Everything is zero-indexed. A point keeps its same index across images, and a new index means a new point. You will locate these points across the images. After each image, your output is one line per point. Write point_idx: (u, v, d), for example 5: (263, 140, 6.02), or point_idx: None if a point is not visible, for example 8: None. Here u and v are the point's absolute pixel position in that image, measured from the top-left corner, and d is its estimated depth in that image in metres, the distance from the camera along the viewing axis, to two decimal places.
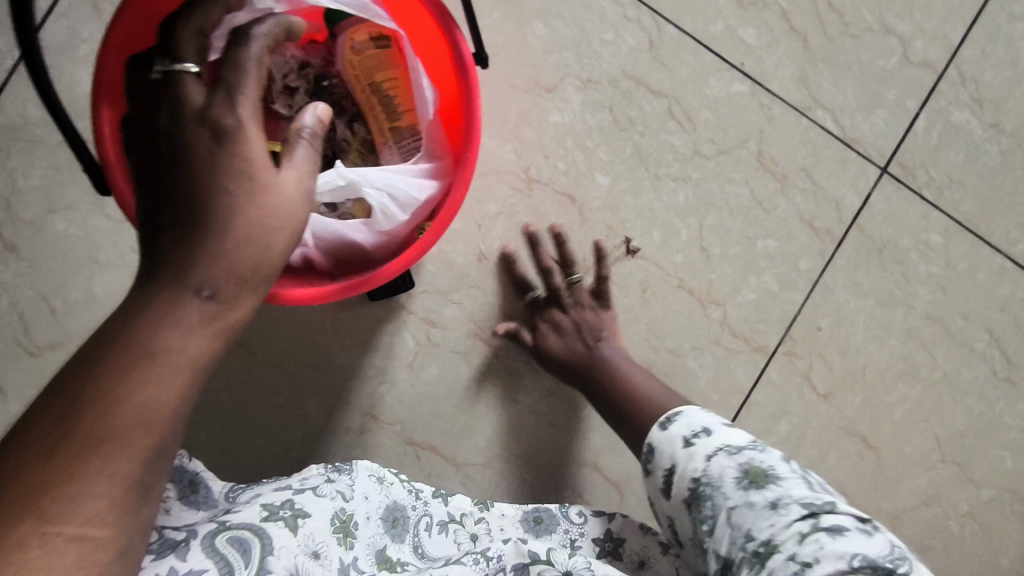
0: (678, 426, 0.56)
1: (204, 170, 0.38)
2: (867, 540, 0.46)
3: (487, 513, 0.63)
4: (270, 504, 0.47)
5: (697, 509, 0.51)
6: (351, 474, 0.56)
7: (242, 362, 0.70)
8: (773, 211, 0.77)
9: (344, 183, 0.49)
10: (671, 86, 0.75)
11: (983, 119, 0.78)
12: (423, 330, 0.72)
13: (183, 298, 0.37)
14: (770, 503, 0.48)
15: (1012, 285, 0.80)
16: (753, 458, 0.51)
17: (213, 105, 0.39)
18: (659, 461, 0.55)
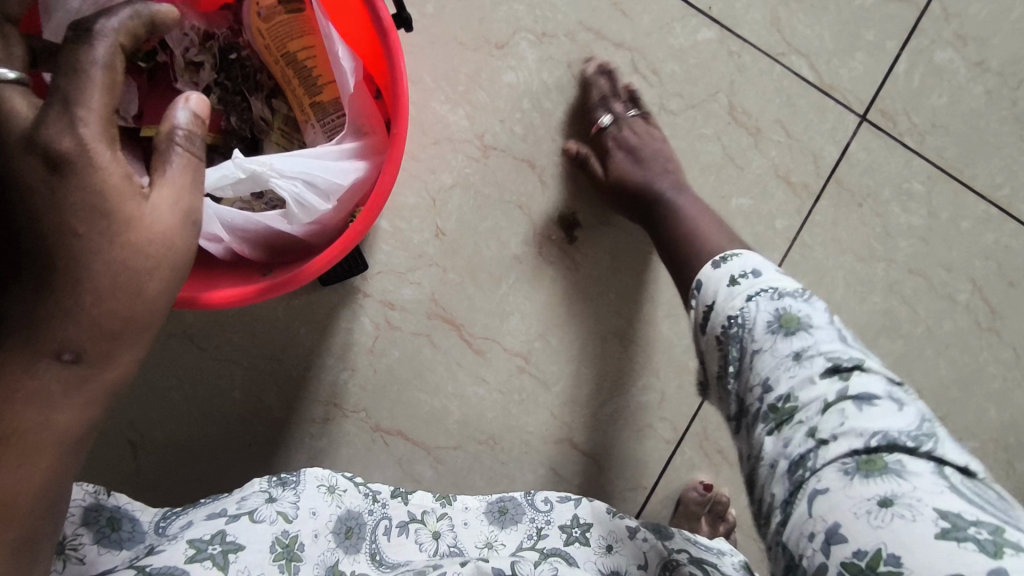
0: (730, 265, 0.51)
1: (45, 210, 0.35)
2: (898, 416, 0.40)
3: (450, 508, 0.60)
4: (198, 540, 0.46)
5: (723, 349, 0.48)
6: (297, 488, 0.52)
7: (192, 358, 0.67)
8: (746, 168, 0.73)
9: (246, 176, 0.43)
10: (634, 37, 0.69)
11: (967, 57, 0.73)
12: (381, 312, 0.69)
13: (40, 363, 0.36)
14: (795, 354, 0.44)
15: (997, 233, 0.76)
16: (793, 305, 0.46)
17: (43, 124, 0.34)
18: (703, 295, 0.51)
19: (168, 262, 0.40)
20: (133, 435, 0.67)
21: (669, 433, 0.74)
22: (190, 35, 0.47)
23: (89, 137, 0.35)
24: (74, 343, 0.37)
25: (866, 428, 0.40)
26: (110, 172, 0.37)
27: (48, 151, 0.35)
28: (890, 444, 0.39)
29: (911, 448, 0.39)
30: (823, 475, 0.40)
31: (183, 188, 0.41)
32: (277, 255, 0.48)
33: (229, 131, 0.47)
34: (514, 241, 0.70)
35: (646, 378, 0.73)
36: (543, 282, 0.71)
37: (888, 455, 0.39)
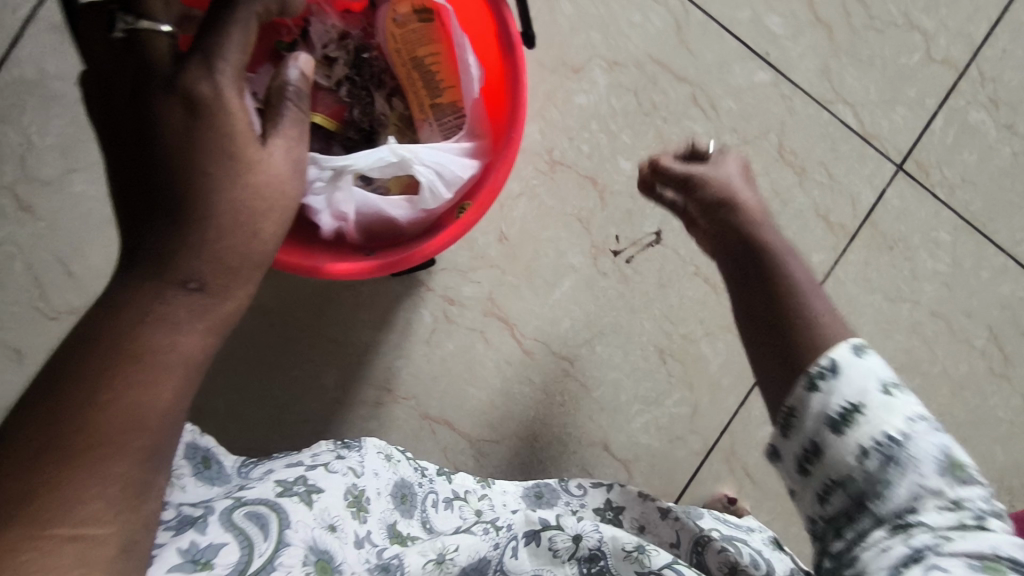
0: (875, 362, 0.43)
1: (182, 145, 0.40)
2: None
3: (489, 490, 0.63)
4: (285, 481, 0.45)
5: (872, 464, 0.41)
6: (361, 450, 0.55)
7: (260, 333, 0.70)
8: (789, 203, 0.78)
9: (396, 161, 0.48)
10: (697, 72, 0.75)
11: (998, 120, 0.80)
12: (441, 306, 0.73)
13: (170, 289, 0.37)
14: (955, 496, 0.40)
15: (1015, 285, 0.82)
16: (958, 450, 0.42)
17: (185, 73, 0.40)
18: (838, 387, 0.42)
19: (280, 206, 0.43)
20: (197, 403, 0.70)
21: (697, 446, 0.78)
22: (331, 32, 0.52)
23: (223, 85, 0.41)
24: (197, 274, 0.38)
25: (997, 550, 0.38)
26: (238, 118, 0.41)
27: (187, 94, 0.40)
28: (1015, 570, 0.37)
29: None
30: (948, 561, 0.37)
31: (293, 140, 0.45)
32: (373, 240, 0.52)
33: (350, 121, 0.51)
34: (570, 250, 0.74)
35: (680, 391, 0.77)
36: (593, 292, 0.75)
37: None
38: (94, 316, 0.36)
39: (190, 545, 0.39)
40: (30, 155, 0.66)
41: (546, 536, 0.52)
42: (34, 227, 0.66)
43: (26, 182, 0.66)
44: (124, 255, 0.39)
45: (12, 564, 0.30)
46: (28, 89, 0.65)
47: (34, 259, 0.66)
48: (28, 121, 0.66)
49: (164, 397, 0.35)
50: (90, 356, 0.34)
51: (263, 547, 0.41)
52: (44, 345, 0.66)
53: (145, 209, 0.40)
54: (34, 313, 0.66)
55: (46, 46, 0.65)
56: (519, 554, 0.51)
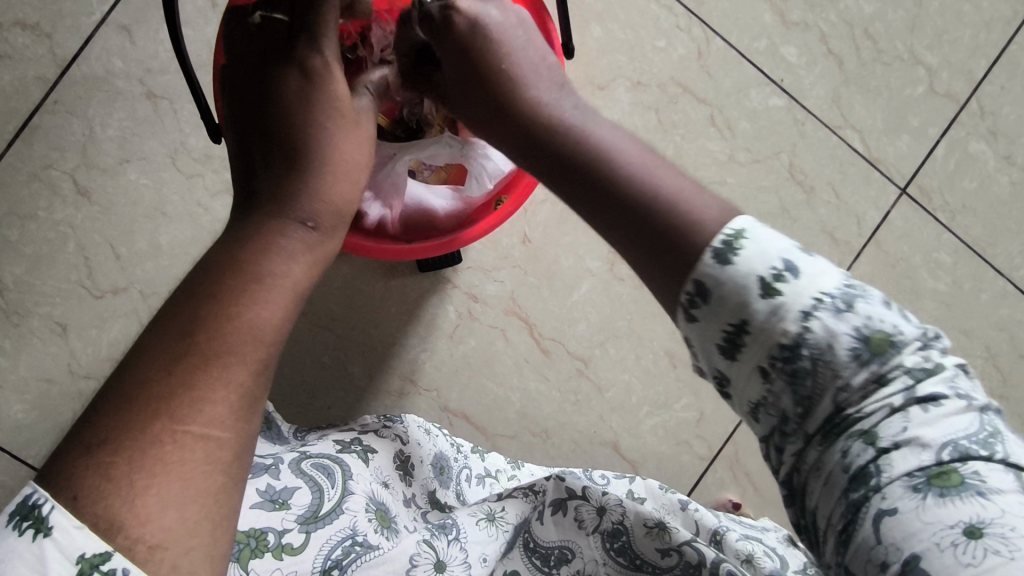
0: (751, 257, 0.36)
1: (294, 107, 0.47)
2: (962, 417, 0.35)
3: (518, 471, 0.64)
4: (342, 440, 0.54)
5: (790, 382, 0.36)
6: (404, 424, 0.59)
7: (294, 319, 0.74)
8: (798, 220, 0.82)
9: (449, 151, 0.57)
10: (715, 95, 0.80)
11: (997, 151, 0.84)
12: (465, 303, 0.76)
13: (290, 227, 0.43)
14: (877, 378, 0.35)
15: (1012, 308, 0.85)
16: (871, 317, 0.36)
17: (299, 46, 0.48)
18: (727, 295, 0.36)
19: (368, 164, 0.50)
20: None
21: (704, 451, 0.81)
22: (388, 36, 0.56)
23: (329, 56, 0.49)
24: (312, 215, 0.45)
25: (941, 429, 0.35)
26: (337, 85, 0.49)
27: (302, 63, 0.48)
28: (961, 452, 0.34)
29: (982, 455, 0.34)
30: (888, 492, 0.34)
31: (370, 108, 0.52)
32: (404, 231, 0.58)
33: (400, 121, 0.59)
34: (590, 255, 0.78)
35: (689, 396, 0.80)
36: (610, 296, 0.79)
37: (956, 461, 0.34)
38: (224, 251, 0.41)
39: (268, 486, 0.47)
40: (90, 143, 0.70)
41: (572, 506, 0.54)
42: (87, 211, 0.70)
43: (85, 168, 0.70)
44: (246, 201, 0.45)
45: (149, 456, 0.34)
46: (93, 83, 0.70)
47: (85, 241, 0.70)
48: (91, 112, 0.70)
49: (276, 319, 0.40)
50: (217, 286, 0.39)
51: (331, 492, 0.49)
52: (87, 322, 0.70)
53: (258, 163, 0.46)
54: (82, 292, 0.70)
55: (113, 44, 0.70)
56: (545, 520, 0.54)
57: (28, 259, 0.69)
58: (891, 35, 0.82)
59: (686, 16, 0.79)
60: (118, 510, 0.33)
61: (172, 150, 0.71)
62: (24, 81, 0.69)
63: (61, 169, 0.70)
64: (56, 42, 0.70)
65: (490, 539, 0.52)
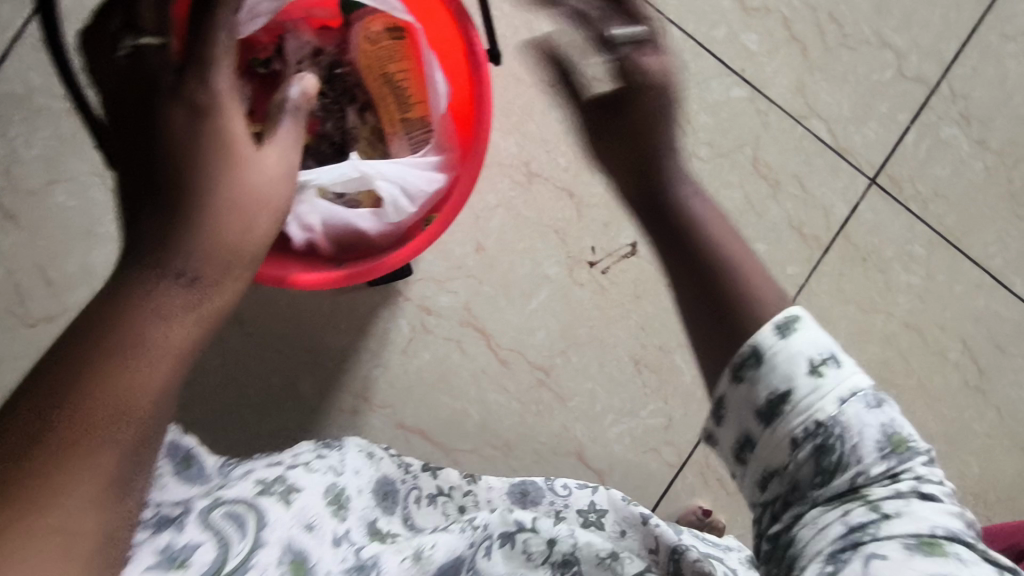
0: (801, 337, 0.37)
1: (180, 146, 0.40)
2: (957, 524, 0.35)
3: (475, 486, 0.62)
4: (264, 480, 0.46)
5: (811, 456, 0.36)
6: (341, 450, 0.55)
7: (238, 339, 0.71)
8: (765, 215, 0.79)
9: (357, 177, 0.51)
10: (673, 88, 0.76)
11: (969, 135, 0.81)
12: (418, 316, 0.73)
13: (162, 281, 0.35)
14: (895, 472, 0.35)
15: (987, 297, 0.83)
16: (895, 418, 0.37)
17: (187, 80, 0.41)
18: (768, 372, 0.37)
19: (274, 208, 0.43)
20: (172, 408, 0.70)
21: (673, 457, 0.79)
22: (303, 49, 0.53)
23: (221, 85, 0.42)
24: (194, 266, 0.37)
25: (934, 521, 0.34)
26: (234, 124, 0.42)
27: (189, 99, 0.41)
28: (953, 540, 0.34)
29: (970, 545, 0.34)
30: (883, 540, 0.34)
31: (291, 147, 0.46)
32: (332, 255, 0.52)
33: (324, 135, 0.53)
34: (547, 261, 0.75)
35: (656, 403, 0.78)
36: (569, 302, 0.76)
37: (951, 548, 0.33)
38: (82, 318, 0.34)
39: (166, 544, 0.40)
40: (13, 164, 0.67)
41: (521, 540, 0.51)
42: (14, 235, 0.67)
43: (8, 191, 0.67)
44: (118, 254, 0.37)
45: (26, 509, 0.30)
46: (13, 101, 0.66)
47: (13, 267, 0.67)
48: (13, 132, 0.67)
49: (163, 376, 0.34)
50: (107, 315, 0.34)
51: (240, 546, 0.42)
52: (20, 352, 0.67)
53: (140, 192, 0.39)
54: (12, 321, 0.67)
55: (32, 59, 0.66)
56: (492, 555, 0.50)
57: None
58: (856, 18, 0.79)
59: None
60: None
61: (100, 168, 0.67)
62: None
63: None
64: None
65: None
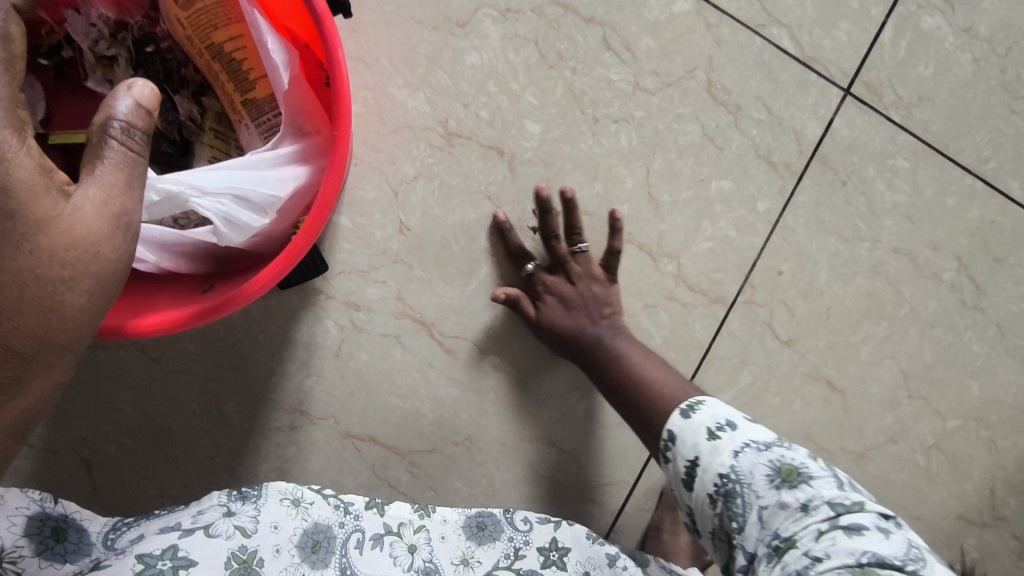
0: (700, 416, 0.53)
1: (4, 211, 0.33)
2: (884, 540, 0.44)
3: (427, 520, 0.54)
4: (148, 555, 0.43)
5: (722, 504, 0.49)
6: (258, 502, 0.48)
7: (144, 370, 0.63)
8: (726, 148, 0.69)
9: (166, 197, 0.41)
10: (605, 11, 0.65)
11: (955, 23, 0.70)
12: (346, 314, 0.65)
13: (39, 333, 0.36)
14: (801, 505, 0.46)
15: (983, 207, 0.74)
16: (783, 455, 0.49)
17: None
18: (680, 448, 0.52)
19: (93, 272, 0.37)
20: (87, 452, 0.63)
21: None
22: (99, 25, 0.47)
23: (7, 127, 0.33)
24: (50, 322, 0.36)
25: (854, 545, 0.44)
26: (26, 163, 0.34)
27: None
28: (876, 559, 0.43)
29: (895, 563, 0.43)
30: None
31: (116, 188, 0.37)
32: (224, 264, 0.46)
33: (156, 133, 0.48)
34: (483, 233, 0.66)
35: None
36: (515, 276, 0.67)
37: (876, 567, 0.42)
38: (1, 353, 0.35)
39: None
40: None
41: None
42: None
43: None
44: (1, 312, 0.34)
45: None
46: None
47: None
48: None
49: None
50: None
51: None
52: None
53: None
54: None
55: None
56: None
57: None
58: None
59: None
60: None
61: None
62: None
63: None
64: None
65: None
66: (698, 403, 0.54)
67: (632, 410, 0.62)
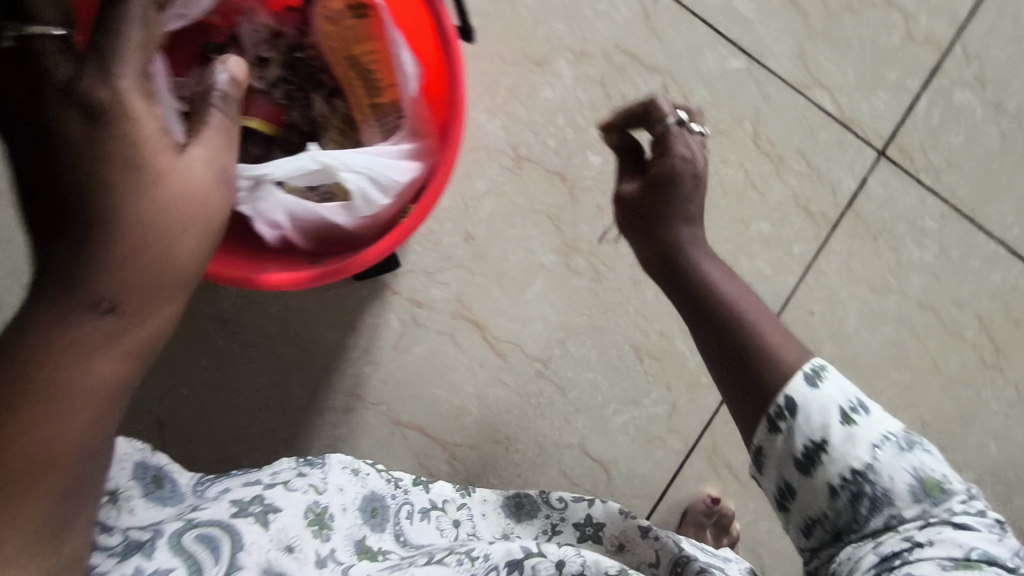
0: (831, 389, 0.41)
1: (112, 169, 0.37)
2: (996, 543, 0.38)
3: (469, 499, 0.59)
4: (239, 501, 0.45)
5: (836, 488, 0.40)
6: (324, 468, 0.53)
7: (224, 342, 0.69)
8: (767, 194, 0.75)
9: (319, 167, 0.49)
10: (666, 61, 0.73)
11: (985, 100, 0.77)
12: (409, 310, 0.71)
13: (91, 308, 0.33)
14: (915, 497, 0.39)
15: (1006, 272, 0.79)
16: (922, 459, 0.40)
17: (83, 78, 0.37)
18: (809, 428, 0.41)
19: (199, 220, 0.40)
20: (161, 414, 0.69)
21: (678, 446, 0.76)
22: (260, 31, 0.56)
23: (124, 87, 0.37)
24: (115, 291, 0.34)
25: (966, 543, 0.37)
26: (144, 122, 0.38)
27: (86, 102, 0.37)
28: (984, 558, 0.37)
29: (1003, 565, 0.37)
30: None
31: (220, 148, 0.43)
32: (329, 244, 0.52)
33: (290, 125, 0.56)
34: (540, 248, 0.72)
35: (658, 390, 0.75)
36: (566, 292, 0.73)
37: (983, 564, 0.37)
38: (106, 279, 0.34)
39: (135, 571, 0.39)
40: None
41: (529, 565, 0.48)
42: None
43: None
44: (41, 273, 0.34)
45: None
46: None
47: None
48: None
49: (118, 372, 0.33)
50: (53, 311, 0.33)
51: (212, 572, 0.40)
52: None
53: (49, 233, 0.35)
54: None
55: None
56: None
57: None
58: None
59: None
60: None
61: None
62: None
63: None
64: None
65: None
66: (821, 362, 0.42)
67: (735, 356, 0.44)
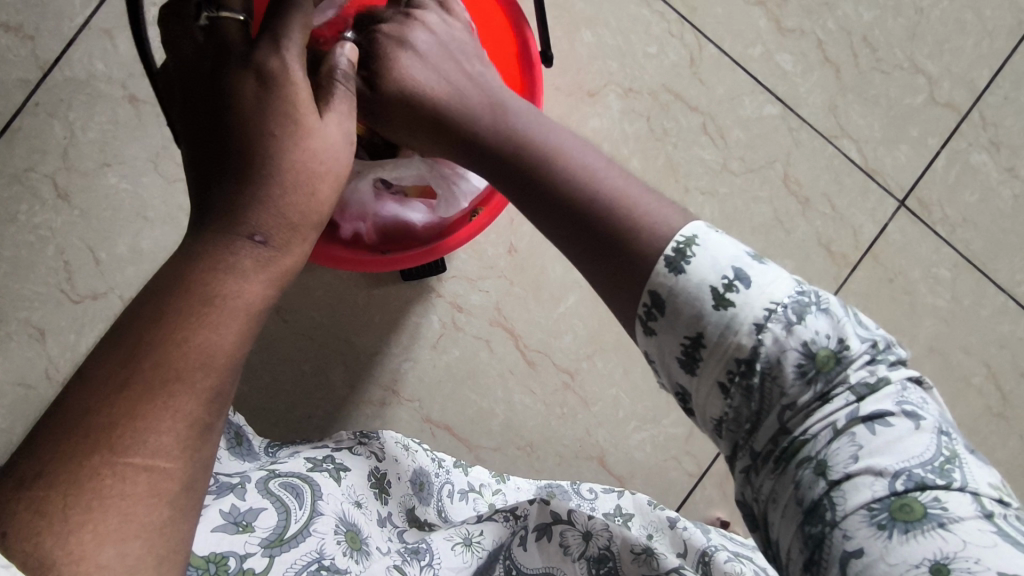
0: (700, 266, 0.36)
1: (262, 121, 0.42)
2: (916, 437, 0.34)
3: (504, 485, 0.64)
4: (313, 458, 0.51)
5: (737, 396, 0.36)
6: (380, 440, 0.58)
7: (274, 328, 0.73)
8: (792, 233, 0.80)
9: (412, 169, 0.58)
10: (708, 104, 0.78)
11: (1000, 162, 0.82)
12: (449, 313, 0.75)
13: (237, 243, 0.39)
14: (820, 396, 0.36)
15: (1013, 325, 0.83)
16: (816, 332, 0.36)
17: (259, 49, 0.44)
18: (691, 319, 0.36)
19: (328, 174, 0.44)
20: None
21: (693, 467, 0.78)
22: None
23: (289, 58, 0.44)
24: (263, 228, 0.40)
25: (883, 449, 0.34)
26: (299, 87, 0.44)
27: (258, 68, 0.43)
28: (915, 471, 0.33)
29: (942, 482, 0.33)
30: (850, 528, 0.33)
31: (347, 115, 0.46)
32: (393, 238, 0.60)
33: (374, 129, 0.61)
34: (577, 266, 0.77)
35: (679, 411, 0.78)
36: (598, 309, 0.77)
37: (920, 491, 0.33)
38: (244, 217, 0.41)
39: (232, 508, 0.44)
40: (70, 146, 0.68)
41: (557, 531, 0.52)
42: (67, 214, 0.68)
43: (64, 170, 0.68)
44: (198, 210, 0.41)
45: (143, 416, 0.34)
46: (74, 86, 0.68)
47: (64, 245, 0.68)
48: (72, 116, 0.68)
49: (263, 297, 0.39)
50: (216, 237, 0.39)
51: (298, 513, 0.46)
52: (65, 327, 0.68)
53: (213, 174, 0.42)
54: (59, 296, 0.68)
55: (91, 45, 0.68)
56: (529, 545, 0.52)
57: (5, 262, 0.68)
58: (890, 43, 0.80)
59: (679, 23, 0.78)
60: (49, 549, 0.31)
61: (153, 153, 0.69)
62: (5, 83, 0.67)
63: (40, 172, 0.68)
64: (39, 44, 0.68)
65: (463, 566, 0.50)
66: (693, 231, 0.37)
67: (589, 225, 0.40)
